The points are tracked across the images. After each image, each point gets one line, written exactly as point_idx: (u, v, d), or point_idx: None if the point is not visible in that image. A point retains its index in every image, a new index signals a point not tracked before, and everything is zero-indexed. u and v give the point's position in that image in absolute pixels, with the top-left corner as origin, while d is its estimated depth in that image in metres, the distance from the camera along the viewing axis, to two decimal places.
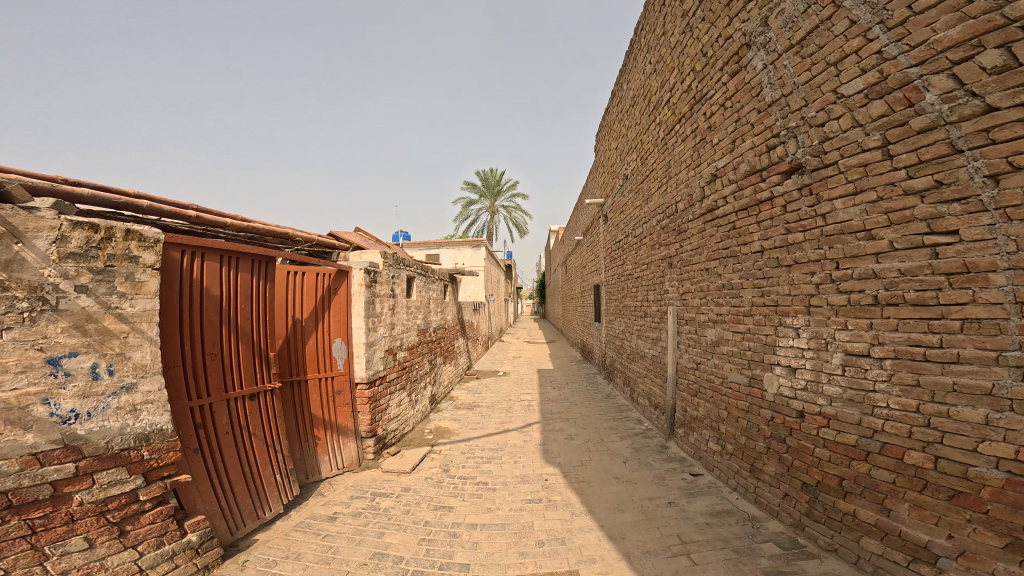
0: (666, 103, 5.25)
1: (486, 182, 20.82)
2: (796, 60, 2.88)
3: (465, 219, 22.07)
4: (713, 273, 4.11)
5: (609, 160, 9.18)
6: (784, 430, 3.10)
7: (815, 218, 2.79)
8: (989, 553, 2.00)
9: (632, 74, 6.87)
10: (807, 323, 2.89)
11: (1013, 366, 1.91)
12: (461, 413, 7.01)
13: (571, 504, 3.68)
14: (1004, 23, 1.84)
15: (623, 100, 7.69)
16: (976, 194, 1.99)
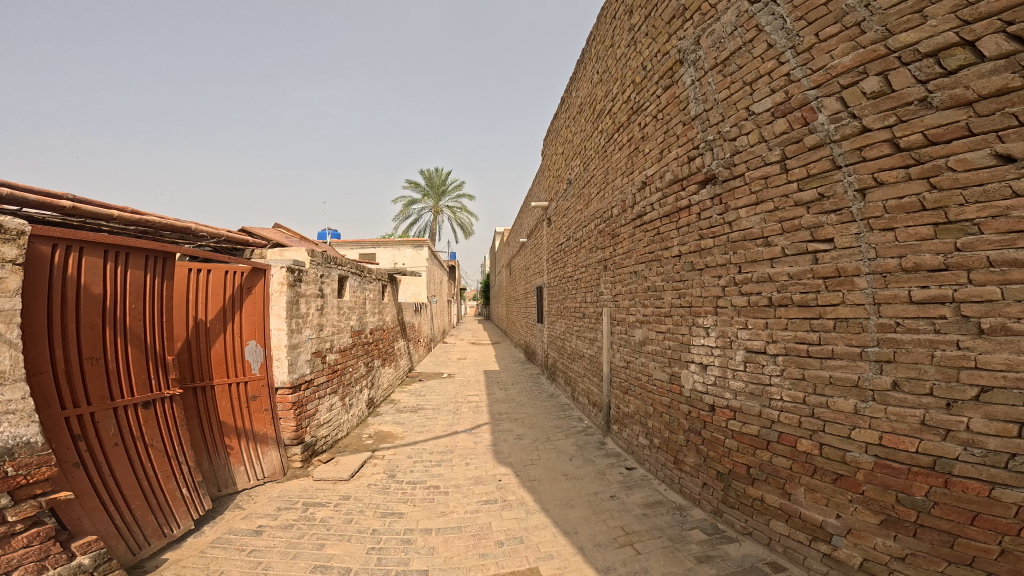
0: (609, 114, 5.49)
1: (430, 181, 20.50)
2: (718, 79, 3.14)
3: (407, 218, 21.56)
4: (641, 276, 4.40)
5: (555, 165, 9.43)
6: (699, 422, 3.40)
7: (723, 226, 3.10)
8: (870, 530, 2.25)
9: (580, 83, 7.10)
10: (716, 323, 3.20)
11: (873, 361, 2.21)
12: (404, 416, 6.93)
13: (525, 503, 3.79)
14: (885, 52, 2.10)
15: (570, 107, 7.91)
16: (849, 206, 2.28)
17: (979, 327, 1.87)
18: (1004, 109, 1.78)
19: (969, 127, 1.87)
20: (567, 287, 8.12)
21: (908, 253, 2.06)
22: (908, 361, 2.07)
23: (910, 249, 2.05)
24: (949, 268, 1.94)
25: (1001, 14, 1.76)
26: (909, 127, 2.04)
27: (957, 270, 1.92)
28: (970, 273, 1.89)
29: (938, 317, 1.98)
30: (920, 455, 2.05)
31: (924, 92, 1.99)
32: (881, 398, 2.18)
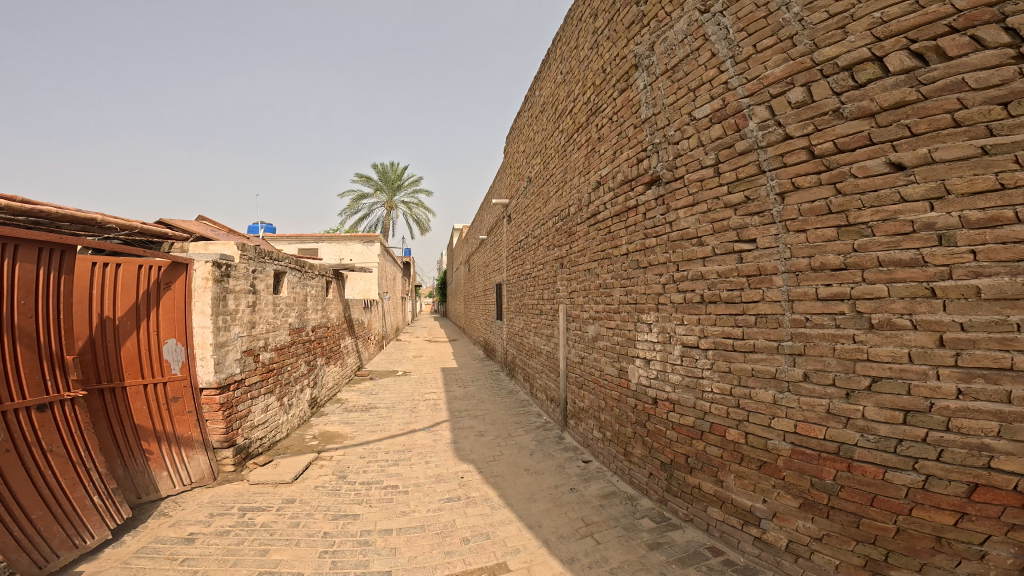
0: (569, 114, 5.48)
1: (384, 177, 19.89)
2: (667, 84, 3.15)
3: (357, 213, 20.79)
4: (593, 274, 4.57)
5: (516, 163, 9.46)
6: (644, 415, 3.44)
7: (665, 226, 3.16)
8: (791, 512, 2.32)
9: (542, 83, 6.99)
10: (657, 319, 3.28)
11: (788, 354, 2.31)
12: (355, 416, 6.36)
13: (489, 498, 3.67)
14: (810, 64, 2.19)
15: (532, 107, 7.89)
16: (770, 209, 2.37)
17: (869, 323, 1.99)
18: (899, 120, 1.91)
19: (870, 136, 1.99)
20: (527, 285, 8.03)
21: (816, 253, 2.18)
22: (815, 354, 2.19)
23: (818, 250, 2.17)
24: (848, 267, 2.06)
25: (908, 32, 1.87)
26: (823, 136, 2.15)
27: (854, 270, 2.04)
28: (863, 273, 2.01)
29: (839, 313, 2.09)
30: (826, 441, 2.15)
31: (837, 104, 2.10)
32: (795, 388, 2.28)
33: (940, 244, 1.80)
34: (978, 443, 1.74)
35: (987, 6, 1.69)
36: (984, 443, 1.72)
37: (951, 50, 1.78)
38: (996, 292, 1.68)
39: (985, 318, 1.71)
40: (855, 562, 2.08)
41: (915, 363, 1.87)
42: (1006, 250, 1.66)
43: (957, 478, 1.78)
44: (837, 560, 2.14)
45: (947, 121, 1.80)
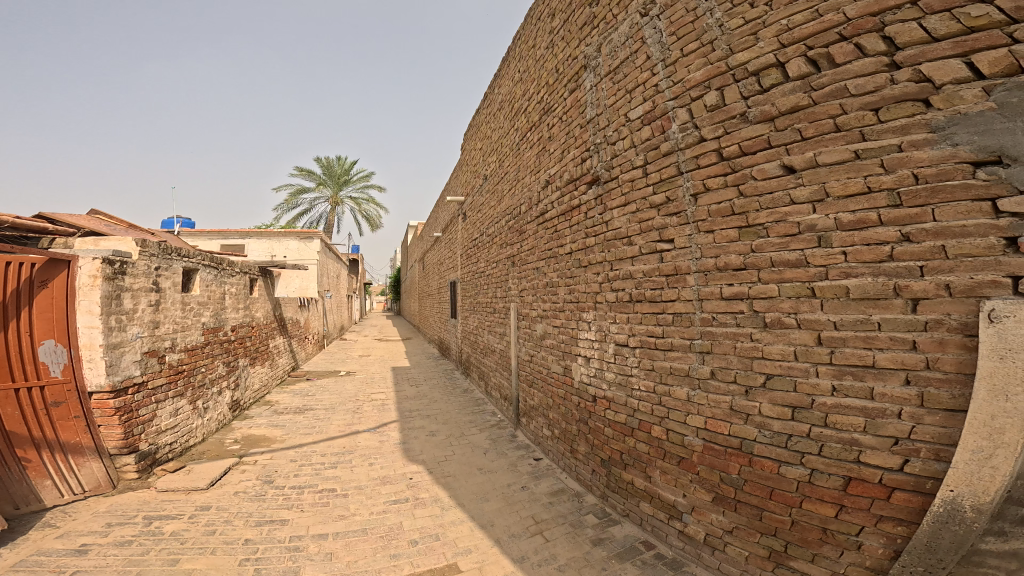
0: (525, 113, 5.25)
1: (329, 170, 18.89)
2: (610, 86, 3.21)
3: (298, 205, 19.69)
4: (541, 273, 4.61)
5: (467, 160, 9.31)
6: (586, 412, 3.50)
7: (602, 224, 3.25)
8: (705, 506, 2.36)
9: (497, 81, 6.77)
10: (596, 318, 3.35)
11: (699, 352, 2.37)
12: (285, 418, 5.61)
13: (440, 499, 3.54)
14: (725, 69, 2.23)
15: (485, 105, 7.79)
16: (685, 210, 2.43)
17: (764, 321, 2.05)
18: (794, 125, 1.94)
19: (769, 140, 2.03)
20: (479, 283, 7.70)
21: (721, 253, 2.23)
22: (719, 352, 2.25)
23: (722, 250, 2.22)
24: (747, 267, 2.11)
25: (806, 40, 1.90)
26: (730, 139, 2.19)
27: (751, 270, 2.10)
28: (759, 273, 2.06)
29: (740, 312, 2.15)
30: (730, 437, 2.21)
31: (744, 107, 2.14)
32: (704, 385, 2.34)
33: (819, 245, 1.85)
34: (850, 437, 1.78)
35: (869, 15, 1.72)
36: (854, 439, 1.77)
37: (838, 58, 1.80)
38: (861, 292, 1.72)
39: (852, 317, 1.75)
40: (761, 553, 2.12)
41: (800, 361, 1.93)
42: (870, 251, 1.69)
43: (835, 472, 1.83)
44: (747, 552, 2.17)
45: (830, 126, 1.82)
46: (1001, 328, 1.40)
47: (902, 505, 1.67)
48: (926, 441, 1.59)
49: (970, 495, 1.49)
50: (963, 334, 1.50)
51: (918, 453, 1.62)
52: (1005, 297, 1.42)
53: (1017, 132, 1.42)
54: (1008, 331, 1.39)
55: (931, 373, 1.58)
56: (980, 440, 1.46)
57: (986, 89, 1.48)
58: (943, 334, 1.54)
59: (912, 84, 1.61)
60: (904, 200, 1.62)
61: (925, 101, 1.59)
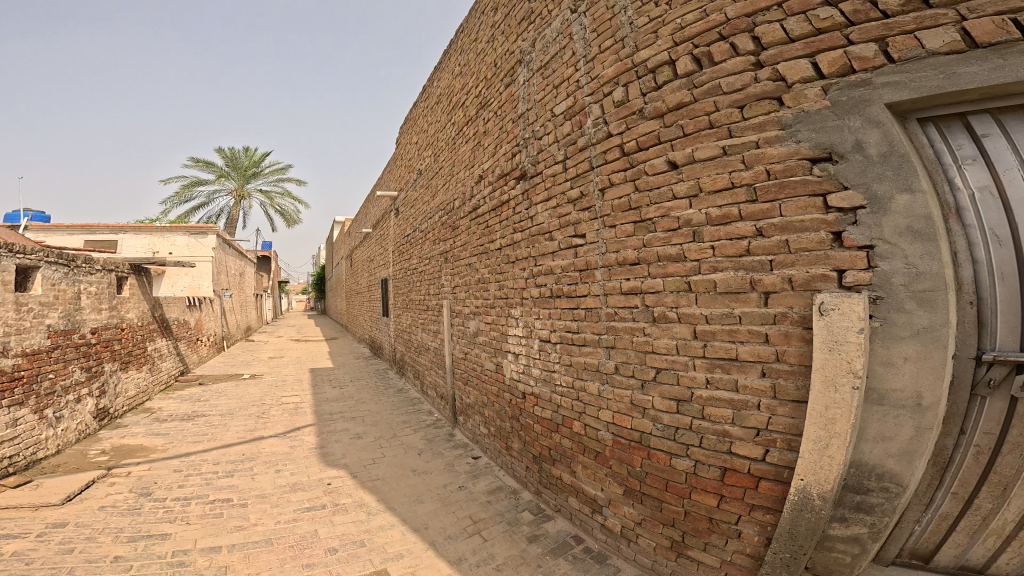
0: (460, 108, 4.26)
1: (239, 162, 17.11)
2: (540, 81, 2.89)
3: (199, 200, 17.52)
4: (474, 269, 3.85)
5: None
6: (516, 410, 3.09)
7: (528, 220, 2.98)
8: (619, 499, 2.24)
9: None
10: (522, 313, 3.03)
11: (606, 347, 2.31)
12: (168, 425, 4.97)
13: (366, 503, 2.90)
14: (631, 66, 2.17)
15: None
16: (594, 205, 2.39)
17: (653, 315, 2.04)
18: (678, 122, 1.94)
19: (659, 135, 2.01)
20: (407, 280, 6.84)
21: (619, 248, 2.21)
22: (620, 347, 2.22)
23: (621, 245, 2.20)
24: (641, 261, 2.08)
25: (693, 38, 1.89)
26: (629, 135, 2.17)
27: (644, 264, 2.08)
28: (649, 268, 2.05)
29: (635, 306, 2.13)
30: (633, 430, 2.16)
31: (642, 104, 2.11)
32: (610, 379, 2.28)
33: (693, 240, 1.86)
34: (722, 429, 1.79)
35: (742, 16, 1.73)
36: (725, 430, 1.78)
37: (716, 56, 1.80)
38: (725, 286, 1.75)
39: (719, 311, 1.77)
40: (664, 543, 2.04)
41: (681, 355, 1.93)
42: (732, 246, 1.73)
43: (712, 463, 1.83)
44: (654, 543, 2.08)
45: (705, 123, 1.83)
46: (829, 320, 1.47)
47: (767, 494, 1.69)
48: (782, 431, 1.64)
49: (816, 483, 1.54)
50: (802, 327, 1.57)
51: (776, 443, 1.66)
52: (833, 291, 1.49)
53: (845, 130, 1.50)
54: (834, 324, 1.46)
55: (780, 364, 1.63)
56: (819, 430, 1.52)
57: (824, 88, 1.54)
58: (787, 326, 1.60)
59: (769, 82, 1.65)
60: (759, 195, 1.66)
61: (776, 99, 1.64)
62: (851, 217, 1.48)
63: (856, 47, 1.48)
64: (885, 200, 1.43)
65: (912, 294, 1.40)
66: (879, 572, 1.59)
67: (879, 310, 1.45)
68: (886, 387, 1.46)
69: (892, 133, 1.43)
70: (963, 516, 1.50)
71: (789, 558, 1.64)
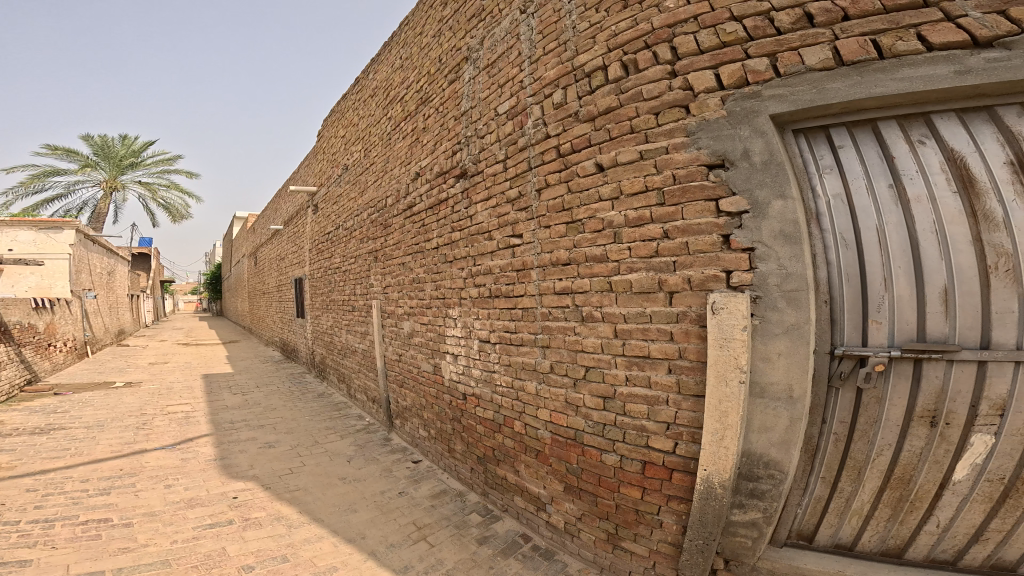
0: (397, 102, 3.96)
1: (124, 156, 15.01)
2: (485, 80, 2.75)
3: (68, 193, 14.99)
4: (406, 268, 3.68)
5: None
6: (457, 412, 2.98)
7: (466, 219, 2.86)
8: (561, 496, 2.22)
9: None
10: (460, 314, 2.92)
11: (541, 346, 2.28)
12: (10, 441, 3.95)
13: (284, 516, 2.67)
14: (571, 69, 2.15)
15: None
16: (530, 205, 2.35)
17: (581, 314, 2.06)
18: (606, 126, 1.96)
19: (589, 138, 2.03)
20: (326, 279, 6.31)
21: (549, 248, 2.22)
22: (554, 348, 2.20)
23: (553, 245, 2.20)
24: (572, 262, 2.10)
25: (624, 46, 1.92)
26: (562, 138, 2.17)
27: (574, 265, 2.09)
28: (579, 268, 2.06)
29: (566, 306, 2.14)
30: (568, 428, 2.15)
31: (578, 106, 2.10)
32: (546, 378, 2.26)
33: (614, 241, 1.91)
34: (641, 426, 1.85)
35: (665, 27, 1.79)
36: (643, 426, 1.84)
37: (641, 63, 1.84)
38: (639, 286, 1.81)
39: (634, 310, 1.83)
40: (602, 536, 2.05)
41: (605, 354, 1.96)
42: (645, 248, 1.79)
43: (633, 456, 1.89)
44: (593, 536, 2.09)
45: (628, 128, 1.87)
46: (720, 319, 1.57)
47: (680, 484, 1.76)
48: (686, 425, 1.71)
49: (717, 473, 1.63)
50: (698, 325, 1.65)
51: (684, 436, 1.73)
52: (722, 291, 1.58)
53: (736, 138, 1.59)
54: (724, 322, 1.56)
55: (682, 361, 1.70)
56: (715, 422, 1.61)
57: (722, 99, 1.63)
58: (687, 325, 1.68)
59: (680, 91, 1.72)
60: (667, 199, 1.73)
61: (684, 108, 1.71)
62: (738, 221, 1.58)
63: (753, 61, 1.58)
64: (764, 205, 1.54)
65: (783, 293, 1.51)
66: (775, 554, 1.69)
67: (758, 309, 1.55)
68: (765, 381, 1.57)
69: (773, 143, 1.54)
70: (831, 498, 1.64)
71: (703, 543, 1.72)
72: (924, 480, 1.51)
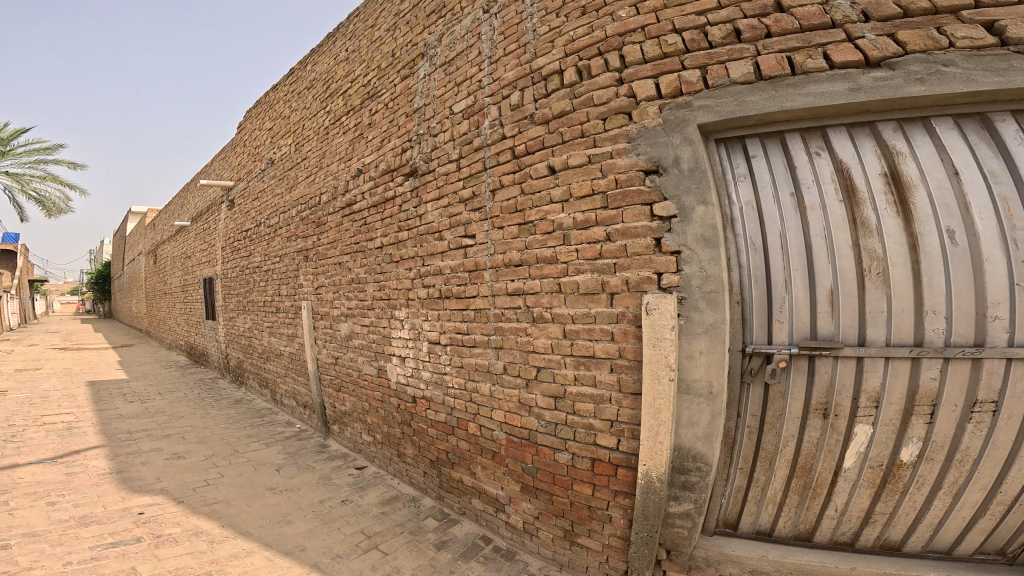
0: (338, 95, 3.81)
1: None
2: (441, 78, 2.73)
3: None
4: (344, 268, 3.57)
5: None
6: (407, 415, 2.94)
7: (416, 219, 2.82)
8: (518, 495, 2.24)
9: None
10: (407, 315, 2.90)
11: (494, 347, 2.28)
12: None
13: (204, 531, 2.47)
14: (529, 72, 2.16)
15: None
16: (484, 205, 2.34)
17: (533, 315, 2.09)
18: (558, 129, 1.99)
19: (543, 141, 2.05)
20: (241, 276, 5.73)
21: (501, 249, 2.23)
22: (507, 349, 2.21)
23: (506, 245, 2.21)
24: (524, 263, 2.12)
25: (580, 51, 1.95)
26: (517, 139, 2.18)
27: (525, 266, 2.11)
28: (530, 269, 2.08)
29: (518, 307, 2.15)
30: (522, 429, 2.17)
31: (534, 109, 2.11)
32: (500, 379, 2.27)
33: (564, 243, 1.93)
34: (589, 424, 1.89)
35: (617, 35, 1.84)
36: (591, 424, 1.88)
37: (593, 69, 1.87)
38: (584, 288, 1.85)
39: (581, 311, 1.87)
40: (559, 534, 2.09)
41: (556, 353, 1.99)
42: (590, 249, 1.83)
43: (582, 454, 1.93)
44: (551, 534, 2.11)
45: (579, 132, 1.91)
46: (652, 319, 1.64)
47: (624, 480, 1.81)
48: (627, 422, 1.77)
49: (654, 467, 1.70)
50: (635, 325, 1.71)
51: (627, 433, 1.78)
52: (654, 292, 1.65)
53: (668, 146, 1.66)
54: (656, 323, 1.64)
55: (622, 360, 1.76)
56: (650, 419, 1.68)
57: (660, 107, 1.69)
58: (625, 325, 1.74)
59: (624, 98, 1.77)
60: (609, 203, 1.78)
61: (627, 115, 1.77)
62: (668, 225, 1.65)
63: (688, 72, 1.65)
64: (688, 210, 1.62)
65: (704, 294, 1.59)
66: (706, 543, 1.77)
67: (684, 309, 1.62)
68: (689, 378, 1.64)
69: (700, 152, 1.62)
70: (749, 487, 1.73)
71: (647, 536, 1.78)
72: (821, 468, 1.62)
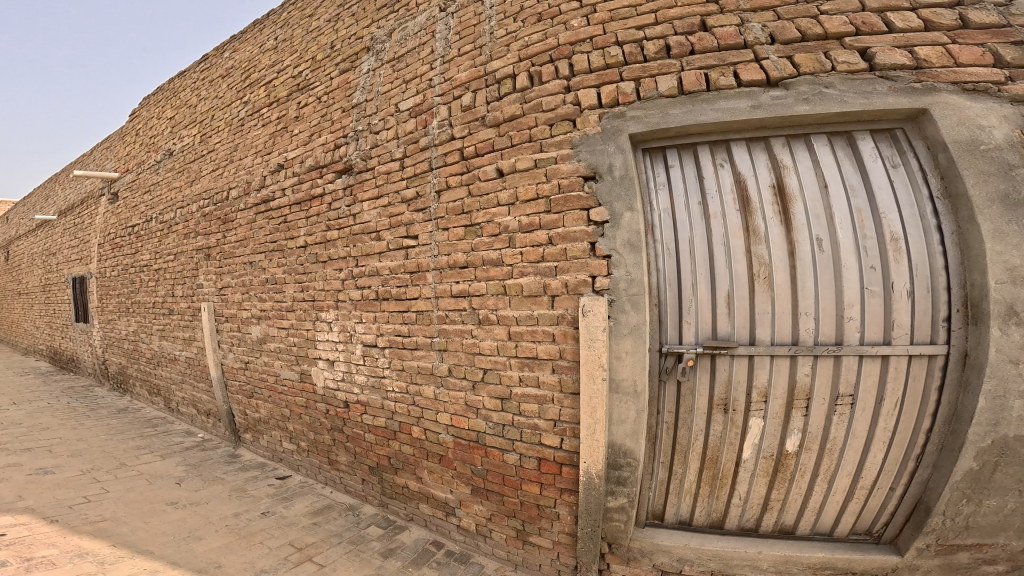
0: (261, 85, 3.64)
1: None
2: (388, 74, 2.69)
3: None
4: (257, 267, 3.42)
5: None
6: (338, 420, 2.88)
7: (348, 218, 2.75)
8: (468, 497, 2.25)
9: None
10: (336, 318, 2.84)
11: (439, 349, 2.27)
12: None
13: (91, 551, 2.23)
14: (483, 74, 2.18)
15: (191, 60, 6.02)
16: (429, 205, 2.32)
17: (478, 318, 2.10)
18: (507, 133, 2.02)
19: (494, 143, 2.06)
20: (128, 275, 5.27)
21: (447, 251, 2.22)
22: (452, 352, 2.21)
23: (452, 247, 2.21)
24: (469, 265, 2.13)
25: (533, 57, 1.98)
26: (467, 141, 2.18)
27: (470, 268, 2.12)
28: (476, 272, 2.09)
29: (463, 309, 2.16)
30: (470, 431, 2.17)
31: (485, 111, 2.13)
32: (445, 381, 2.26)
33: (510, 245, 1.95)
34: (535, 424, 1.92)
35: (568, 43, 1.88)
36: (536, 424, 1.91)
37: (545, 75, 1.91)
38: (527, 290, 1.89)
39: (525, 312, 1.90)
40: (511, 533, 2.11)
41: (502, 355, 2.01)
42: (535, 252, 1.86)
43: (530, 454, 1.96)
44: (503, 535, 2.13)
45: (526, 137, 1.94)
46: (587, 321, 1.70)
47: (570, 478, 1.86)
48: (569, 421, 1.82)
49: (593, 464, 1.76)
50: (574, 326, 1.77)
51: (570, 432, 1.83)
52: (589, 294, 1.71)
53: (604, 154, 1.72)
54: (590, 324, 1.69)
55: (563, 361, 1.81)
56: (588, 417, 1.73)
57: (600, 116, 1.75)
58: (566, 326, 1.78)
59: (570, 106, 1.82)
60: (552, 207, 1.82)
61: (572, 122, 1.82)
62: (601, 230, 1.71)
63: (626, 83, 1.72)
64: (618, 216, 1.69)
65: (629, 297, 1.66)
66: (641, 535, 1.84)
67: (612, 311, 1.69)
68: (618, 378, 1.70)
69: (630, 162, 1.70)
70: (670, 480, 1.81)
71: (591, 531, 1.83)
72: (726, 460, 1.72)
